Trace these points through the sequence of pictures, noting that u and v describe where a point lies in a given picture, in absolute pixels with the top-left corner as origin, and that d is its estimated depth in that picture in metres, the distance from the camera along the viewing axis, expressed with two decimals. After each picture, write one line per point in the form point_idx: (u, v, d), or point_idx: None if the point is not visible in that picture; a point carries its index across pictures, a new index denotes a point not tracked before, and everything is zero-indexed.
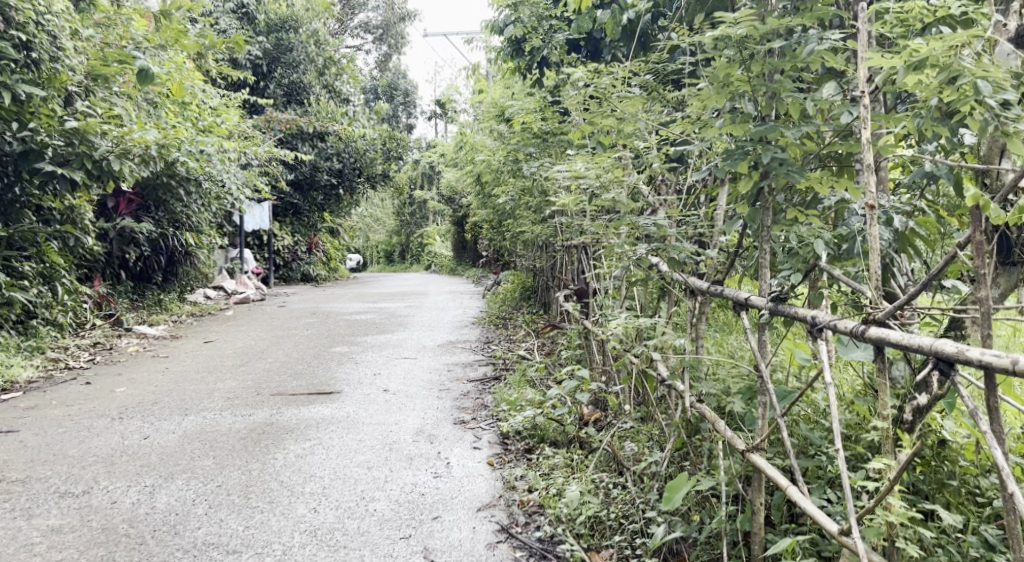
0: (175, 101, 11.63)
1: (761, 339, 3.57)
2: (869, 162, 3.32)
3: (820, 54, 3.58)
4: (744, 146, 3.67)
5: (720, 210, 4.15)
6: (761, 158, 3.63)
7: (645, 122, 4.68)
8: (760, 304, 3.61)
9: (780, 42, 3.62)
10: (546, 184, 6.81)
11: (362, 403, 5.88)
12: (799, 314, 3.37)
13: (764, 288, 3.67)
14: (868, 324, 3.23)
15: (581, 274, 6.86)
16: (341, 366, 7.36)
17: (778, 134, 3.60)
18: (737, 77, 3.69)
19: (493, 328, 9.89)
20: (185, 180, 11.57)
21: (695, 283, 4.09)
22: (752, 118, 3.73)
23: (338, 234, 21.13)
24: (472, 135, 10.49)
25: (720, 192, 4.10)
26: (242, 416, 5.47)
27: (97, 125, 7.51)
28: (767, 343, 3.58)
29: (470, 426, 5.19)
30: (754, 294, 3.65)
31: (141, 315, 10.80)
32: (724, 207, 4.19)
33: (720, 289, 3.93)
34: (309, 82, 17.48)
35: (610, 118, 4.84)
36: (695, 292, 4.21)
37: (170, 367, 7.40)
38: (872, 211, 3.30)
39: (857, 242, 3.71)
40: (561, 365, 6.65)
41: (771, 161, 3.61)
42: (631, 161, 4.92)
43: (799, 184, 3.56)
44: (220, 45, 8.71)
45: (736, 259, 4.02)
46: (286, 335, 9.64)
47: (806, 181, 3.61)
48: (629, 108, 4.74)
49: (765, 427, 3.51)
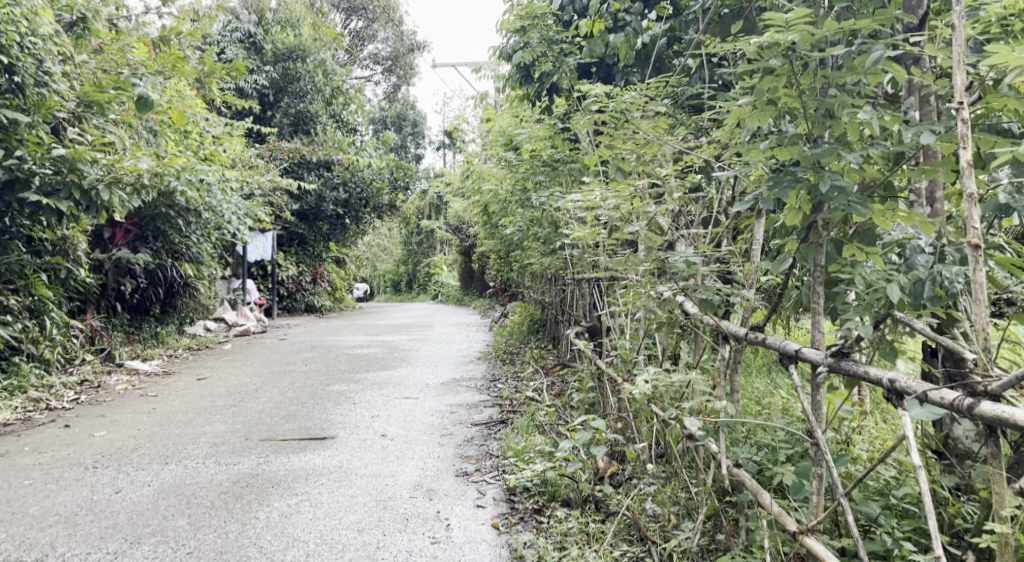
0: (176, 130, 11.27)
1: (816, 400, 3.43)
2: (974, 193, 3.13)
3: (884, 64, 3.28)
4: (794, 172, 3.41)
5: (756, 245, 3.77)
6: (817, 186, 3.37)
7: (669, 147, 4.29)
8: (814, 358, 3.40)
9: (839, 51, 3.34)
10: (558, 215, 6.41)
11: (357, 450, 5.45)
12: (875, 379, 3.18)
13: (817, 339, 3.46)
14: (976, 395, 3.05)
15: (594, 310, 6.44)
16: (337, 406, 6.94)
17: (835, 157, 3.36)
18: (784, 91, 3.44)
19: (499, 364, 9.47)
20: (184, 210, 11.22)
21: (728, 328, 3.73)
22: (802, 140, 3.46)
23: (344, 265, 20.72)
24: (479, 164, 10.11)
25: (756, 227, 3.75)
26: (225, 466, 5.08)
27: (88, 153, 7.08)
28: (822, 403, 3.44)
29: (474, 479, 4.77)
30: (805, 345, 3.43)
31: (135, 349, 10.39)
32: (759, 242, 3.80)
33: (758, 336, 3.58)
34: (316, 112, 17.11)
35: (631, 144, 4.46)
36: (726, 337, 3.84)
37: (157, 407, 6.97)
38: (976, 251, 3.12)
39: (926, 284, 3.44)
40: (572, 408, 6.23)
41: (830, 188, 3.35)
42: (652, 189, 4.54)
43: (862, 217, 3.33)
44: (220, 71, 8.34)
45: (776, 303, 3.64)
46: (284, 371, 9.22)
47: (870, 213, 3.38)
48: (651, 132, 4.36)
49: (819, 506, 3.35)
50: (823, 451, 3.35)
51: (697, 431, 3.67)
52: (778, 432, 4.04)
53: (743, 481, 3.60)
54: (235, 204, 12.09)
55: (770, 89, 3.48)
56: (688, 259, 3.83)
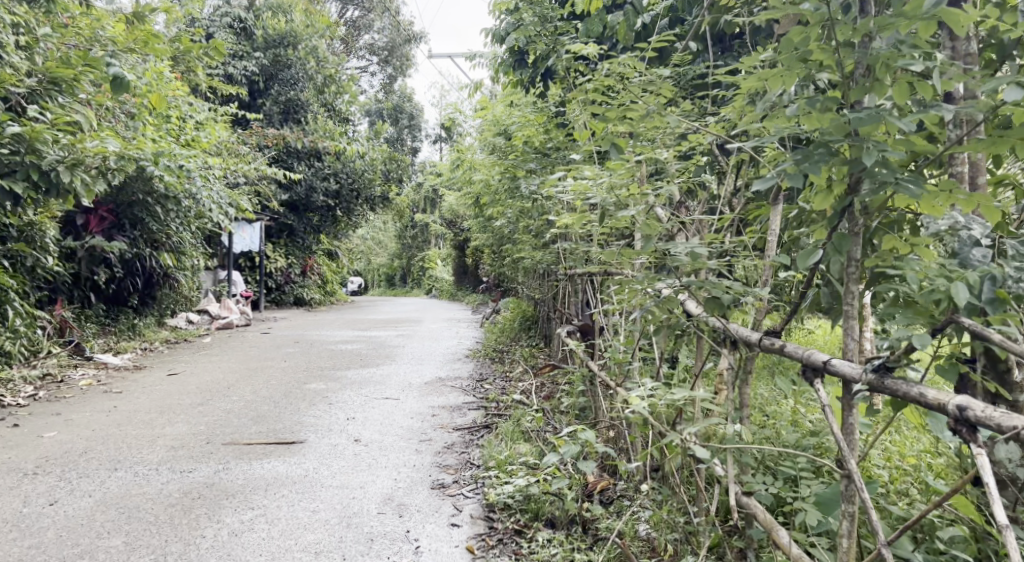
0: (156, 113, 10.78)
1: (849, 424, 3.01)
2: None
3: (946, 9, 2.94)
4: (830, 140, 3.03)
5: (772, 236, 3.41)
6: (858, 158, 2.99)
7: (672, 122, 3.85)
8: (853, 374, 2.95)
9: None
10: (549, 204, 5.96)
11: (325, 458, 5.00)
12: (942, 403, 2.76)
13: (851, 347, 3.04)
14: None
15: (585, 308, 5.98)
16: (311, 407, 6.48)
17: (881, 122, 2.97)
18: (816, 46, 3.06)
19: (488, 362, 9.05)
20: (162, 197, 10.77)
21: (741, 331, 3.28)
22: (836, 105, 3.07)
23: (336, 257, 20.22)
24: (470, 153, 9.66)
25: (771, 213, 3.37)
26: (179, 474, 4.63)
27: (46, 132, 6.59)
28: (855, 429, 3.01)
29: (449, 492, 4.35)
30: (836, 355, 3.01)
31: (108, 341, 9.90)
32: (776, 233, 3.44)
33: (780, 344, 3.13)
34: (307, 100, 16.61)
35: (629, 118, 4.02)
36: (735, 343, 3.39)
37: (119, 405, 6.50)
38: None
39: (991, 282, 3.12)
40: (562, 413, 5.81)
41: (875, 159, 2.97)
42: (651, 172, 4.10)
43: (916, 196, 2.94)
44: (196, 50, 7.83)
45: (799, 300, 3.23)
46: (261, 366, 8.77)
47: (924, 194, 2.99)
48: (652, 107, 3.93)
49: (850, 546, 3.00)
50: (857, 480, 2.99)
51: (697, 449, 3.25)
52: (800, 461, 3.75)
53: (756, 514, 3.17)
54: (218, 192, 11.61)
55: (799, 47, 3.12)
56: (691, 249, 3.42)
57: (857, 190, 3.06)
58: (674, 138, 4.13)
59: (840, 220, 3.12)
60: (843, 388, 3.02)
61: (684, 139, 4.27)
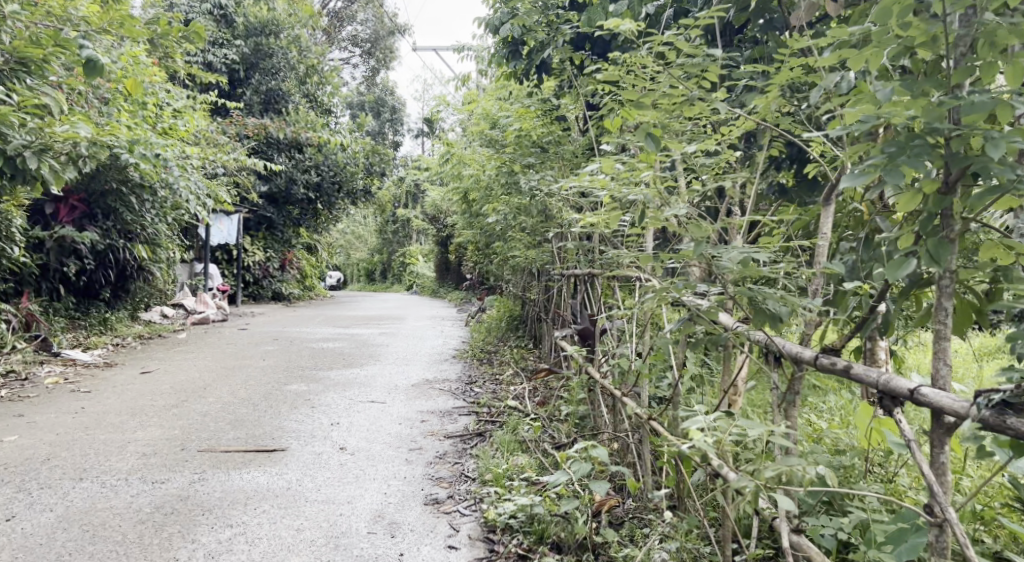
0: (132, 99, 10.37)
1: (941, 461, 2.88)
2: None
3: None
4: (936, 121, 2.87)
5: (826, 235, 3.34)
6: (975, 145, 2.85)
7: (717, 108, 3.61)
8: (946, 408, 2.78)
9: None
10: (550, 201, 5.67)
11: (309, 468, 4.67)
12: None
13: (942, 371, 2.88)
14: None
15: (584, 310, 5.70)
16: (293, 410, 6.15)
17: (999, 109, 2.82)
18: (914, 23, 2.95)
19: (476, 363, 8.75)
20: (138, 186, 10.39)
21: (807, 354, 3.10)
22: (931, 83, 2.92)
23: (315, 252, 19.83)
24: (459, 147, 9.34)
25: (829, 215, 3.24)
26: (151, 484, 4.28)
27: (12, 114, 6.19)
28: (947, 465, 2.88)
29: (445, 509, 4.05)
30: (925, 385, 2.83)
31: (78, 336, 9.50)
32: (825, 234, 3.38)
33: (861, 372, 2.96)
34: (288, 90, 16.21)
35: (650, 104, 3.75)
36: (798, 366, 3.20)
37: (87, 406, 6.13)
38: None
39: None
40: (560, 420, 5.53)
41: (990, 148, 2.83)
42: (672, 165, 3.83)
43: None
44: (175, 33, 7.43)
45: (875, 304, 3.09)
46: (238, 365, 8.42)
47: None
48: (682, 94, 3.67)
49: None
50: (949, 528, 2.87)
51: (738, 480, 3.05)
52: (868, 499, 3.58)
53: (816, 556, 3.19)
54: (196, 182, 11.22)
55: (886, 24, 3.00)
56: (744, 256, 3.21)
57: (954, 188, 2.92)
58: (702, 125, 3.86)
59: (936, 225, 2.95)
60: (935, 421, 2.86)
61: (707, 129, 4.01)
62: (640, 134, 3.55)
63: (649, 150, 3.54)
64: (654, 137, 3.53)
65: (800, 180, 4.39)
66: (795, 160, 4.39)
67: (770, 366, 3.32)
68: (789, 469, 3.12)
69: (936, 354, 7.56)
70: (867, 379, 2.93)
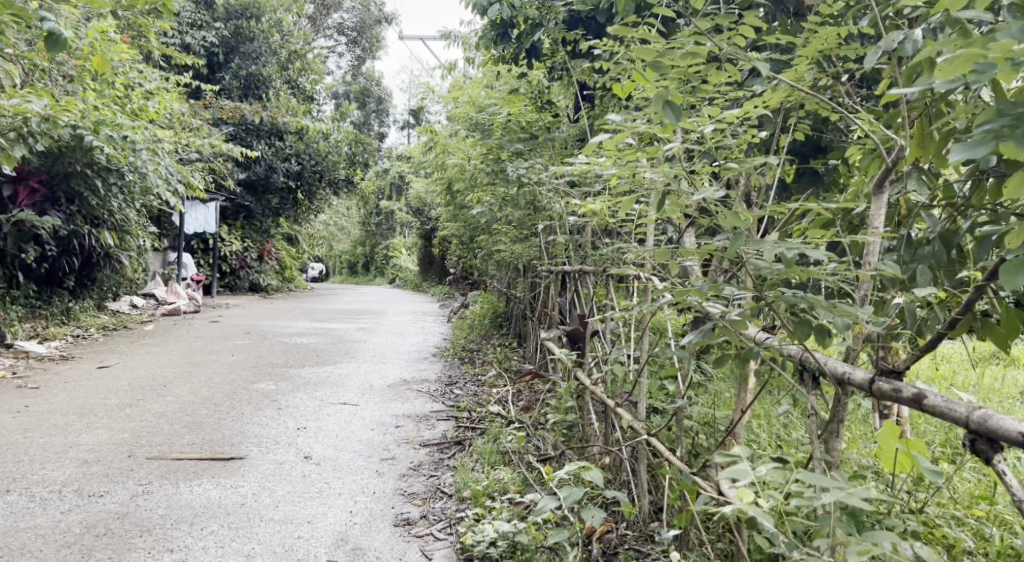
0: (99, 78, 9.83)
1: None
2: None
3: None
4: None
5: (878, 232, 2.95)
6: None
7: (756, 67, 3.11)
8: None
9: None
10: (540, 193, 5.23)
11: (268, 480, 4.22)
12: None
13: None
14: None
15: (573, 311, 5.28)
16: (257, 413, 5.68)
17: None
18: None
19: (457, 363, 8.31)
20: (104, 169, 9.88)
21: (874, 382, 2.69)
22: None
23: (296, 243, 19.32)
24: (443, 135, 8.88)
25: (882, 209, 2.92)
26: (88, 499, 3.83)
27: None
28: None
29: (418, 533, 3.64)
30: None
31: (36, 327, 8.98)
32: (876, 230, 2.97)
33: (946, 406, 2.56)
34: (269, 75, 15.65)
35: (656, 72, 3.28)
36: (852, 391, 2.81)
37: (31, 404, 5.65)
38: None
39: None
40: (545, 429, 5.11)
41: None
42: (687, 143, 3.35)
43: None
44: (141, 3, 6.90)
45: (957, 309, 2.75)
46: (204, 361, 7.93)
47: None
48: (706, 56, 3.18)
49: None
50: None
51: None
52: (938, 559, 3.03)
53: None
54: (167, 166, 10.69)
55: None
56: (791, 254, 2.80)
57: None
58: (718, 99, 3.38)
59: None
60: None
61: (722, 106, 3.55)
62: (657, 102, 3.03)
63: (667, 122, 3.01)
64: (673, 106, 3.00)
65: (804, 172, 4.09)
66: (800, 153, 4.09)
67: (808, 389, 2.93)
68: (868, 542, 2.69)
69: (942, 362, 7.18)
70: (955, 415, 2.54)
